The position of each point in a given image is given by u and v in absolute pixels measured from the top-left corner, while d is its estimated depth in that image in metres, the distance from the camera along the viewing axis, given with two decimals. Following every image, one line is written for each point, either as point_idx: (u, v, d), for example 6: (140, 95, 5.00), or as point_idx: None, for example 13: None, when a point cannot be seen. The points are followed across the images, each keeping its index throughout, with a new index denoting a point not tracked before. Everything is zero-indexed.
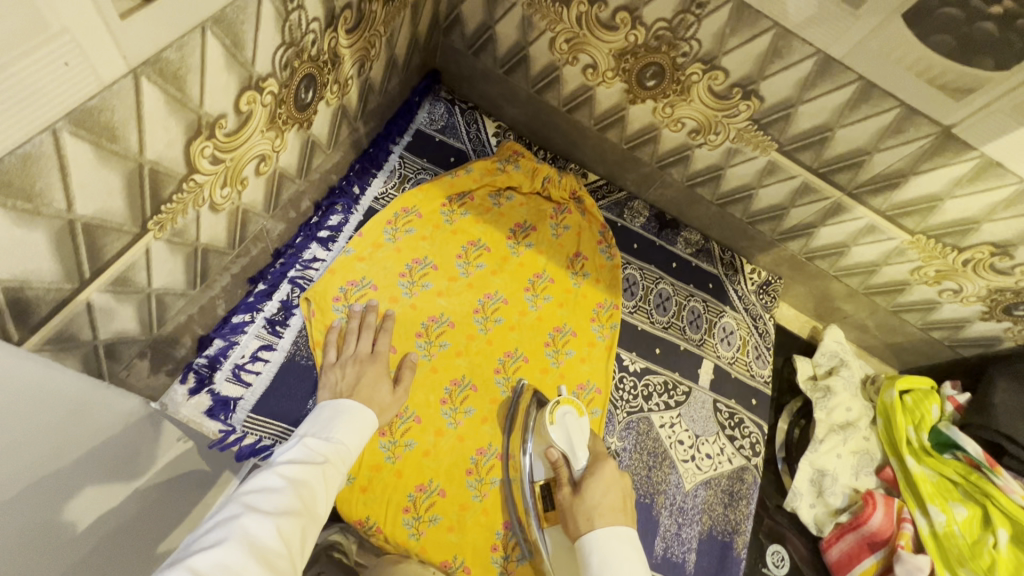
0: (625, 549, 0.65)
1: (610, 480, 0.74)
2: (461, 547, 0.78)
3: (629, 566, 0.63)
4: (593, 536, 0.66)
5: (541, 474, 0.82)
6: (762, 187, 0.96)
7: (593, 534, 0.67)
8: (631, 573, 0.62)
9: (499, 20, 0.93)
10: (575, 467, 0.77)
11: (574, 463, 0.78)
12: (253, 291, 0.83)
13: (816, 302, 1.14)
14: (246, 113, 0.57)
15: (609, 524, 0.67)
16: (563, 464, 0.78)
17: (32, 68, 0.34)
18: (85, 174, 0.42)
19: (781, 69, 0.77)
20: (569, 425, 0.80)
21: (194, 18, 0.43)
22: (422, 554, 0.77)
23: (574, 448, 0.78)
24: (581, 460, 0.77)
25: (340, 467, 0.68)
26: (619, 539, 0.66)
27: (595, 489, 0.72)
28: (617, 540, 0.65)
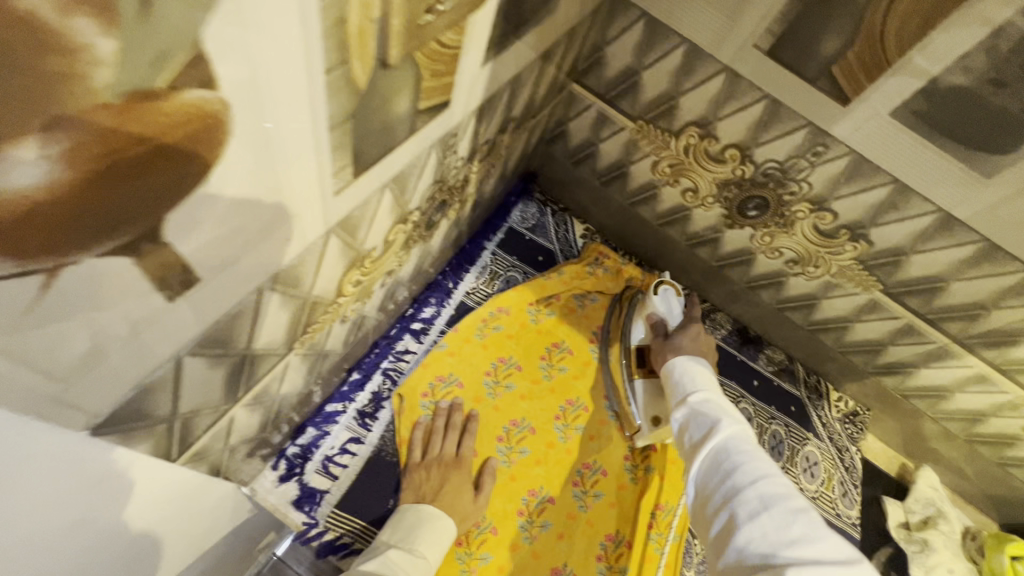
0: (704, 367, 0.78)
1: (698, 334, 0.85)
2: None
3: (704, 375, 0.76)
4: (677, 357, 0.81)
5: (639, 335, 0.95)
6: (860, 321, 0.94)
7: (677, 359, 0.80)
8: (707, 377, 0.75)
9: (605, 139, 0.97)
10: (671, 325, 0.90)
11: (670, 322, 0.91)
12: (347, 380, 0.86)
13: (907, 439, 1.08)
14: (390, 241, 0.61)
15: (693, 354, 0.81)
16: (660, 324, 0.91)
17: (265, 250, 0.37)
18: (268, 316, 0.45)
19: (896, 220, 0.77)
20: (669, 297, 0.92)
21: (381, 182, 0.47)
22: None
23: (671, 312, 0.91)
24: (676, 321, 0.90)
25: None
26: (700, 363, 0.79)
27: (684, 336, 0.85)
28: (696, 362, 0.78)
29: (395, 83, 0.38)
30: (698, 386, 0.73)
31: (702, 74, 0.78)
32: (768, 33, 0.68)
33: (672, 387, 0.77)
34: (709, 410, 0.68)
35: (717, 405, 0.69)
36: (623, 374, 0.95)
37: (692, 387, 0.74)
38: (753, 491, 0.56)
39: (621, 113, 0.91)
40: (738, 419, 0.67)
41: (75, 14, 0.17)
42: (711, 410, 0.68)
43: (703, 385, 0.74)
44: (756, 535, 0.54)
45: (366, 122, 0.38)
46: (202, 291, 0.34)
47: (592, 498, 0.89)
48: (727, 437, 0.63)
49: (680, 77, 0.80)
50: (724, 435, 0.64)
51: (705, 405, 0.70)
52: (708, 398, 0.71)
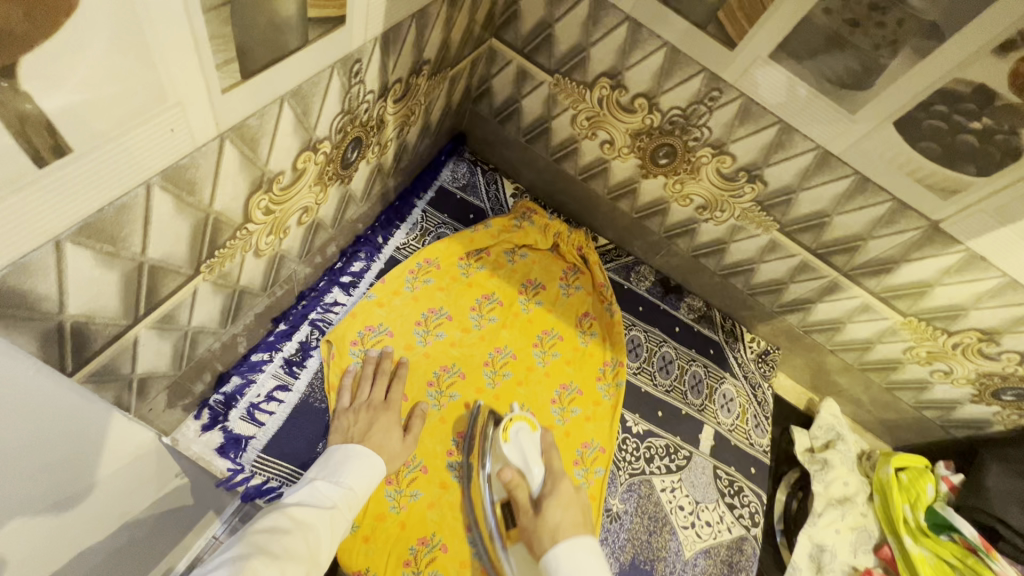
0: (587, 561, 0.71)
1: (565, 497, 0.79)
2: (439, 525, 0.81)
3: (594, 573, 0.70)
4: (553, 551, 0.72)
5: (498, 494, 0.84)
6: (763, 262, 1.02)
7: (556, 551, 0.72)
8: None
9: (526, 95, 1.01)
10: (533, 484, 0.81)
11: (530, 481, 0.82)
12: (274, 331, 0.86)
13: (813, 374, 1.18)
14: (300, 171, 0.62)
15: (571, 538, 0.73)
16: (520, 481, 0.81)
17: (144, 134, 0.38)
18: (162, 221, 0.46)
19: (783, 159, 0.84)
20: (523, 444, 0.84)
21: (277, 92, 0.49)
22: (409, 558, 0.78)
23: (529, 463, 0.82)
24: (539, 477, 0.82)
25: (348, 516, 0.69)
26: (582, 553, 0.72)
27: (553, 505, 0.77)
28: (579, 554, 0.72)
29: None
30: None
31: (608, 24, 0.82)
32: None
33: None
34: None
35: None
36: (493, 533, 0.81)
37: None
38: None
39: (538, 68, 0.95)
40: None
41: None
42: None
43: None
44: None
45: (249, 13, 0.40)
46: (82, 160, 0.35)
47: None
48: None
49: (589, 27, 0.84)
50: None
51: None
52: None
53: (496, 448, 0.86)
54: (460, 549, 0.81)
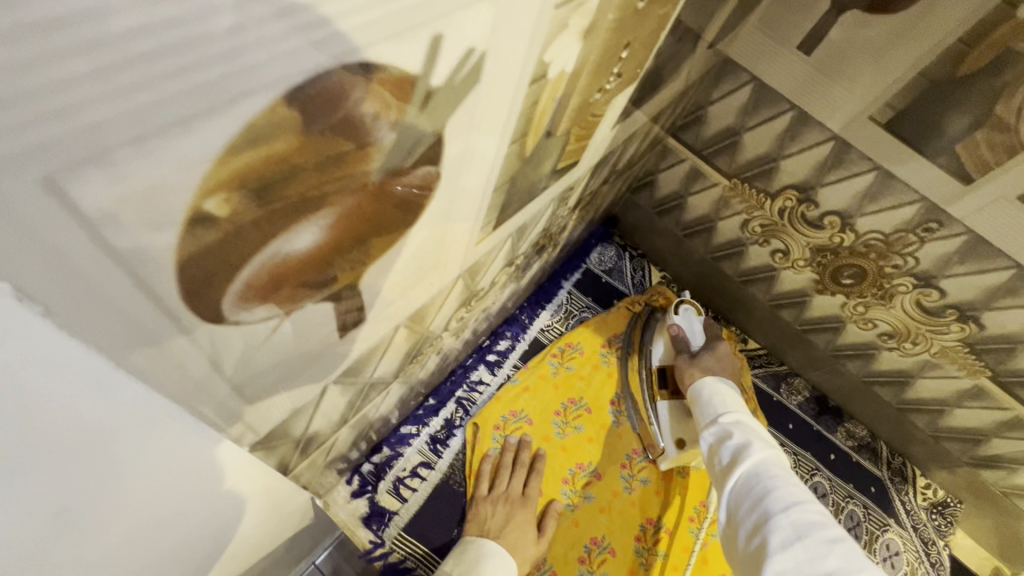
0: (732, 390, 0.78)
1: (727, 355, 0.86)
2: None
3: (734, 397, 0.77)
4: (703, 377, 0.82)
5: (660, 356, 0.95)
6: (959, 406, 0.88)
7: (704, 378, 0.81)
8: (736, 400, 0.76)
9: (695, 192, 0.98)
10: (695, 343, 0.91)
11: (693, 341, 0.92)
12: (423, 404, 0.89)
13: (1003, 542, 0.98)
14: (495, 283, 0.64)
15: (722, 375, 0.81)
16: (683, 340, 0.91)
17: (411, 296, 0.40)
18: (394, 349, 0.48)
19: (1013, 305, 0.73)
20: (690, 315, 0.95)
21: (507, 233, 0.50)
22: None
23: (694, 331, 0.93)
24: (699, 340, 0.92)
25: None
26: (728, 386, 0.79)
27: (711, 356, 0.85)
28: (725, 386, 0.79)
29: (550, 149, 0.40)
30: (729, 407, 0.74)
31: (809, 140, 0.77)
32: (886, 107, 0.68)
33: (702, 409, 0.78)
34: (739, 431, 0.69)
35: (749, 426, 0.70)
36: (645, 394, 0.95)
37: (722, 408, 0.75)
38: (787, 518, 0.56)
39: (715, 169, 0.91)
40: (769, 443, 0.67)
41: (383, 115, 0.20)
42: (742, 433, 0.68)
43: (737, 409, 0.74)
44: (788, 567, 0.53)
45: (518, 184, 0.41)
46: (364, 327, 0.37)
47: (654, 558, 0.86)
48: (761, 459, 0.64)
49: (785, 140, 0.80)
50: (755, 458, 0.64)
51: (734, 427, 0.70)
52: (739, 418, 0.72)
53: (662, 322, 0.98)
54: None
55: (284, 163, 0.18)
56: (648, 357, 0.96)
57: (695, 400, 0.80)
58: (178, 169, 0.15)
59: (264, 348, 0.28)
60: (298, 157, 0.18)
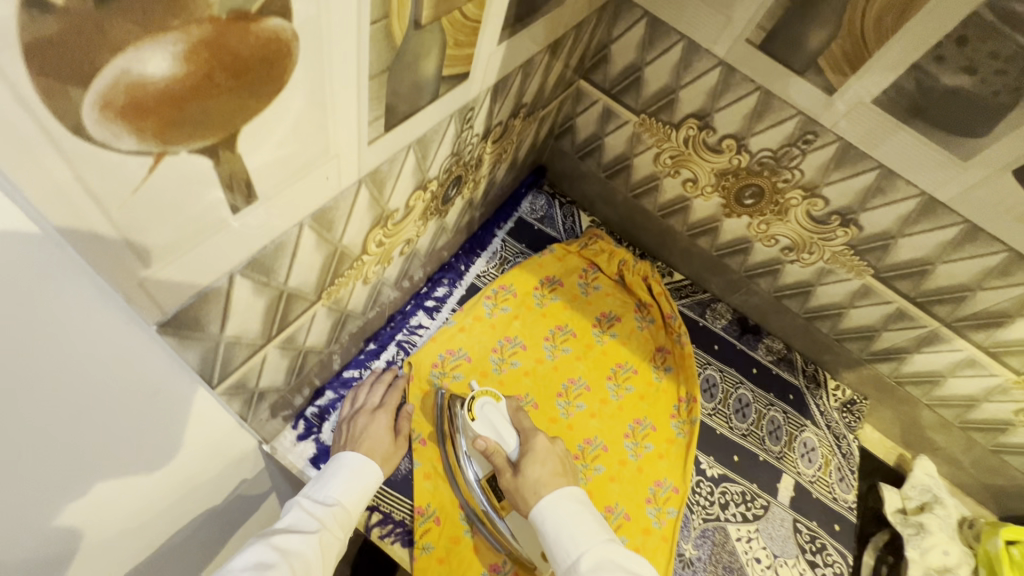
0: (572, 510, 0.72)
1: (544, 452, 0.79)
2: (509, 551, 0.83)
3: (579, 520, 0.71)
4: (539, 504, 0.73)
5: (480, 469, 0.84)
6: (854, 308, 0.98)
7: (542, 504, 0.73)
8: (582, 525, 0.71)
9: (610, 133, 1.04)
10: (512, 451, 0.80)
11: (507, 448, 0.80)
12: (364, 349, 0.92)
13: (904, 429, 1.10)
14: (410, 208, 0.67)
15: (552, 491, 0.74)
16: (494, 450, 0.79)
17: (310, 185, 0.43)
18: (305, 255, 0.51)
19: (882, 203, 0.82)
20: (490, 415, 0.82)
21: (407, 142, 0.53)
22: (476, 551, 0.82)
23: (501, 434, 0.80)
24: (511, 442, 0.80)
25: (338, 534, 0.67)
26: (566, 502, 0.73)
27: (531, 464, 0.77)
28: (566, 507, 0.73)
29: (427, 42, 0.44)
30: (580, 545, 0.68)
31: (700, 67, 0.84)
32: (758, 28, 0.75)
33: (554, 552, 0.70)
34: None
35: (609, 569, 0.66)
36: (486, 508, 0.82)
37: (573, 550, 0.68)
38: None
39: (624, 107, 0.97)
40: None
41: None
42: None
43: (593, 541, 0.69)
44: None
45: (400, 77, 0.44)
46: (260, 209, 0.40)
47: (592, 472, 0.93)
48: None
49: (680, 71, 0.86)
50: None
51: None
52: (600, 562, 0.67)
53: (466, 424, 0.83)
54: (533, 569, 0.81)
55: None
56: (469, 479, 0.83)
57: (545, 538, 0.71)
58: None
59: (145, 204, 0.30)
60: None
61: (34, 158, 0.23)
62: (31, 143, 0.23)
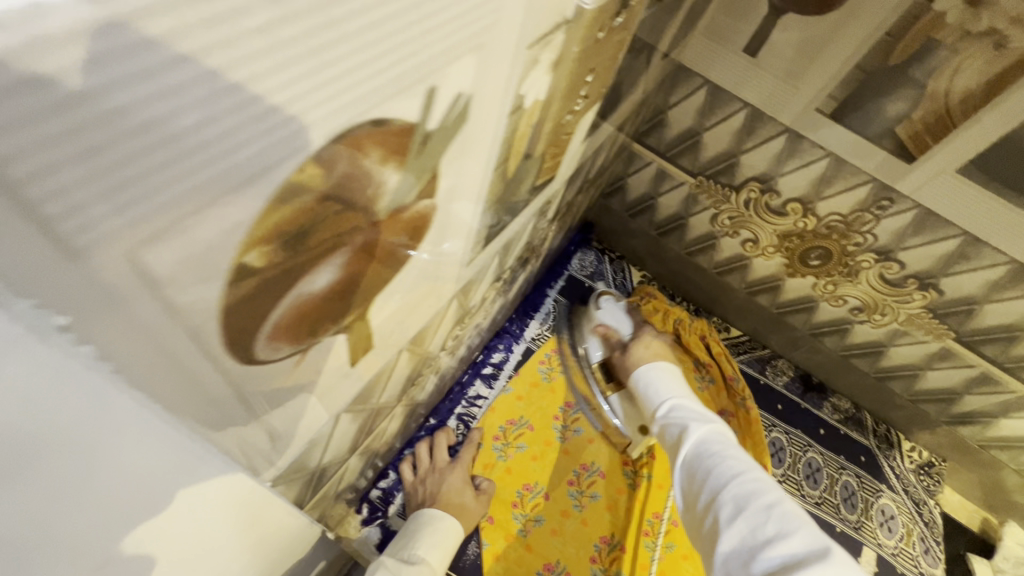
0: (665, 369, 0.85)
1: (649, 339, 0.93)
2: None
3: (667, 376, 0.84)
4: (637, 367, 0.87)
5: (597, 353, 0.99)
6: (931, 369, 0.94)
7: (642, 368, 0.85)
8: (671, 378, 0.84)
9: (663, 192, 1.02)
10: (625, 334, 0.97)
11: (622, 332, 0.98)
12: (424, 426, 0.91)
13: (988, 493, 1.04)
14: (484, 299, 0.66)
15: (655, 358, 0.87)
16: (612, 334, 0.97)
17: (416, 319, 0.42)
18: (397, 374, 0.50)
19: (966, 269, 0.78)
20: (613, 309, 1.00)
21: (495, 250, 0.52)
22: None
23: (620, 324, 0.97)
24: (626, 330, 0.97)
25: None
26: (659, 365, 0.85)
27: (639, 346, 0.91)
28: (661, 369, 0.84)
29: (530, 168, 0.43)
30: (666, 394, 0.80)
31: (764, 134, 0.82)
32: (829, 98, 0.73)
33: (646, 400, 0.83)
34: (682, 417, 0.75)
35: (688, 411, 0.76)
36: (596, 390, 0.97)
37: (659, 395, 0.81)
38: (729, 492, 0.61)
39: (680, 169, 0.96)
40: (709, 419, 0.74)
41: (390, 160, 0.22)
42: (683, 418, 0.75)
43: (676, 394, 0.80)
44: (733, 537, 0.58)
45: (503, 204, 0.43)
46: (372, 355, 0.38)
47: (664, 550, 0.88)
48: (703, 439, 0.71)
49: (742, 137, 0.85)
50: (698, 438, 0.71)
51: (677, 414, 0.77)
52: (679, 406, 0.78)
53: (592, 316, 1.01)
54: None
55: (309, 214, 0.19)
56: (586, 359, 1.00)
57: (639, 391, 0.84)
58: (217, 249, 0.17)
59: (280, 388, 0.29)
60: (326, 199, 0.20)
61: (193, 378, 0.21)
62: (193, 367, 0.20)
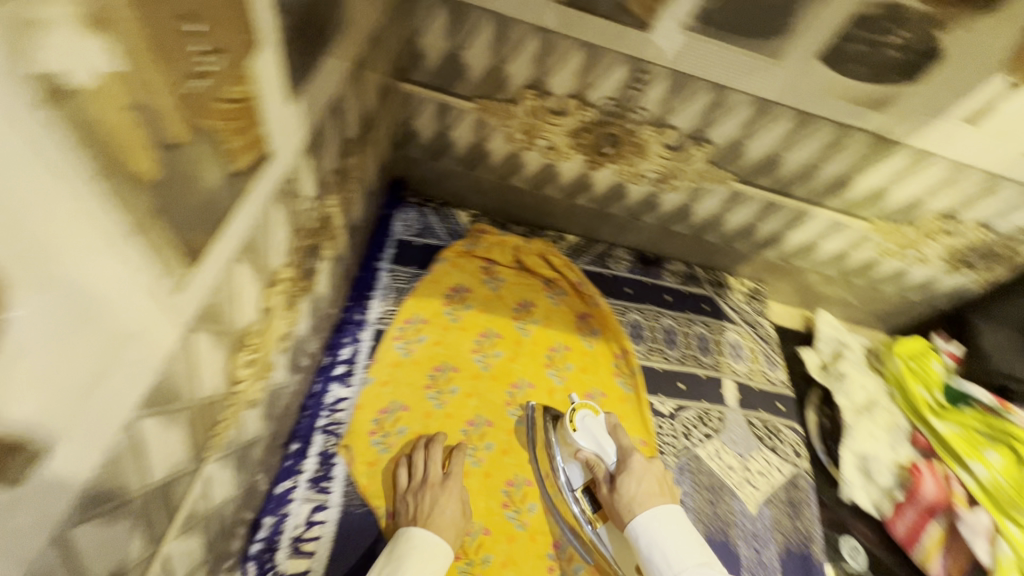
0: (671, 527, 0.74)
1: (642, 468, 0.81)
2: None
3: (676, 538, 0.73)
4: (637, 515, 0.76)
5: (579, 479, 0.87)
6: (729, 212, 1.04)
7: (639, 521, 0.75)
8: (680, 540, 0.73)
9: (454, 126, 0.97)
10: (611, 464, 0.83)
11: (605, 459, 0.84)
12: (288, 454, 0.82)
13: (802, 295, 1.23)
14: (269, 308, 0.57)
15: (653, 506, 0.76)
16: (596, 462, 0.85)
17: (121, 381, 0.34)
18: (157, 444, 0.41)
19: (724, 116, 0.85)
20: (591, 428, 0.85)
21: (229, 256, 0.44)
22: None
23: (602, 446, 0.84)
24: (612, 455, 0.84)
25: None
26: (661, 520, 0.75)
27: (630, 480, 0.80)
28: (663, 523, 0.74)
29: (196, 153, 0.35)
30: (677, 565, 0.70)
31: (516, 39, 0.80)
32: None
33: (648, 564, 0.73)
34: None
35: None
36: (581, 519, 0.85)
37: (669, 567, 0.71)
38: None
39: (457, 97, 0.91)
40: None
41: None
42: None
43: (687, 564, 0.70)
44: None
45: (183, 207, 0.35)
46: (60, 455, 0.30)
47: None
48: None
49: (498, 47, 0.81)
50: None
51: None
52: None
53: (564, 437, 0.87)
54: None
55: None
56: (563, 487, 0.87)
57: (641, 552, 0.74)
58: None
59: None
60: None
61: None
62: None
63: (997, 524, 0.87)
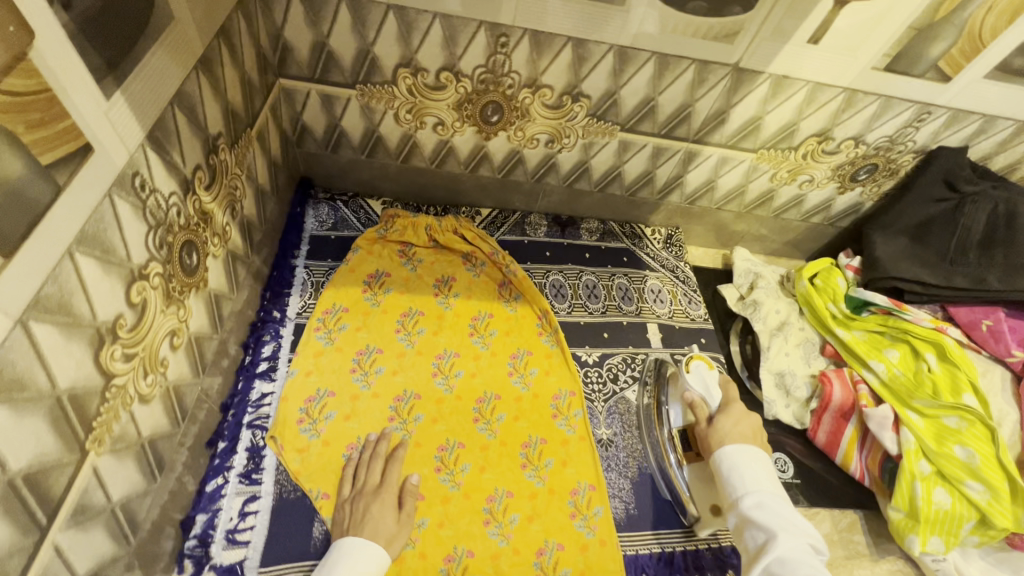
0: (757, 460, 0.75)
1: (743, 416, 0.83)
2: (457, 537, 0.84)
3: (760, 470, 0.74)
4: (725, 446, 0.78)
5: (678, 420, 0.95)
6: (626, 163, 1.08)
7: (725, 449, 0.77)
8: (761, 471, 0.73)
9: (343, 116, 0.99)
10: (712, 407, 0.88)
11: (710, 403, 0.88)
12: (216, 453, 0.84)
13: (717, 235, 1.28)
14: (141, 303, 0.59)
15: (744, 443, 0.77)
16: (698, 402, 0.88)
17: None
18: (8, 433, 0.43)
19: (591, 69, 0.89)
20: (703, 374, 0.92)
21: (60, 247, 0.46)
22: (423, 558, 0.81)
23: (710, 391, 0.90)
24: (715, 401, 0.89)
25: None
26: (750, 454, 0.75)
27: (726, 421, 0.82)
28: (750, 455, 0.75)
29: None
30: (751, 486, 0.72)
31: (375, 19, 0.82)
32: None
33: (724, 483, 0.75)
34: (763, 522, 0.67)
35: (771, 512, 0.68)
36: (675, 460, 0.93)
37: (743, 487, 0.72)
38: None
39: (337, 86, 0.93)
40: (797, 530, 0.66)
41: None
42: (769, 522, 0.67)
43: (762, 488, 0.71)
44: None
45: None
46: None
47: (496, 424, 0.95)
48: (783, 556, 0.63)
49: (360, 30, 0.83)
50: (779, 554, 0.63)
51: (756, 515, 0.69)
52: (764, 505, 0.69)
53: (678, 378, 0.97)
54: (487, 548, 0.84)
55: None
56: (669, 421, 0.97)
57: (719, 472, 0.76)
58: None
59: None
60: None
61: None
62: None
63: (899, 414, 0.93)
